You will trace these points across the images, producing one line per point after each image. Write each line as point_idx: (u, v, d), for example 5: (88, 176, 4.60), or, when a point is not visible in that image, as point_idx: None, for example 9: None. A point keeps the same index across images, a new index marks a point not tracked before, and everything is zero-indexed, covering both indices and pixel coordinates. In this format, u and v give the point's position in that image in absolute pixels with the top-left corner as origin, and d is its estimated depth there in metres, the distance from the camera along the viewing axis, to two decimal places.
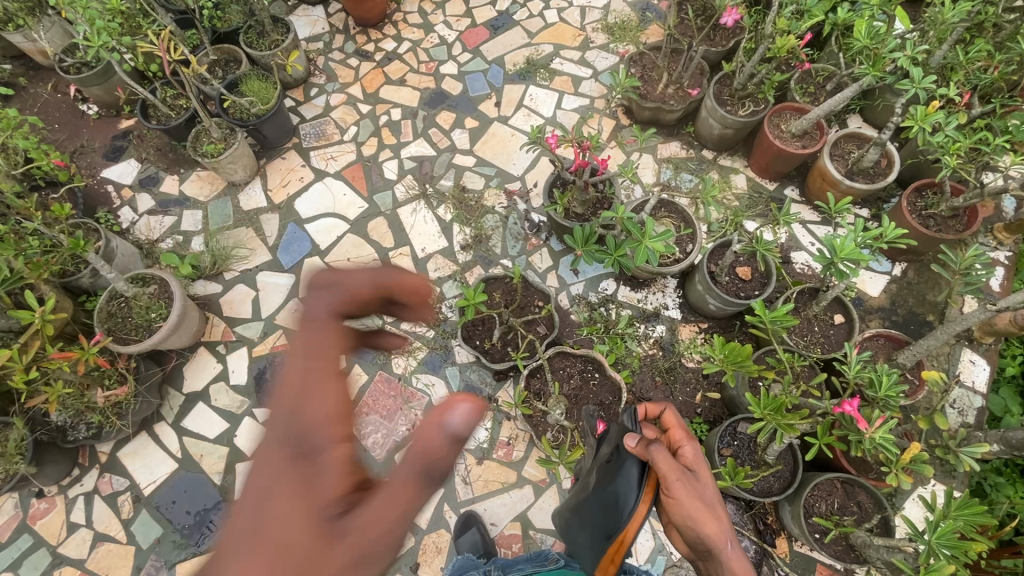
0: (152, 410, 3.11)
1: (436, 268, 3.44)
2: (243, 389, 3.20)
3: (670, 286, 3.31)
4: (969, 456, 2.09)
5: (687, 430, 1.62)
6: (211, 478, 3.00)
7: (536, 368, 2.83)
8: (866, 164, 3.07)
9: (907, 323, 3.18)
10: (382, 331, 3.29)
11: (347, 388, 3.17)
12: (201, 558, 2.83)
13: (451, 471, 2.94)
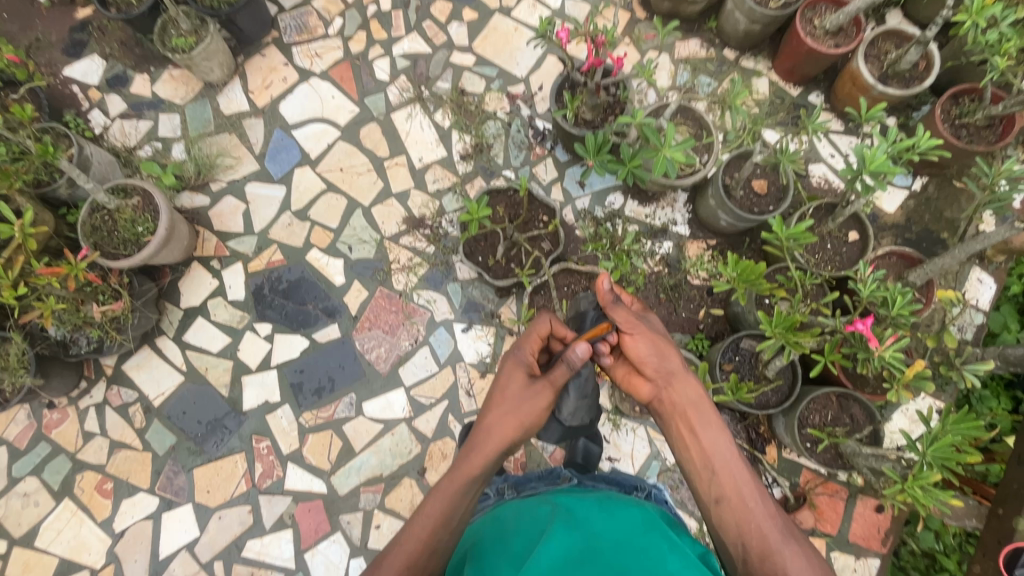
0: (152, 325, 3.08)
1: (435, 179, 3.26)
2: (242, 304, 3.15)
3: (681, 200, 3.16)
4: (971, 373, 2.11)
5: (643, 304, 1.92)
6: (219, 390, 3.05)
7: (541, 285, 2.77)
8: (903, 66, 2.82)
9: (919, 240, 3.10)
10: (381, 246, 3.19)
11: (347, 303, 3.13)
12: (217, 463, 2.96)
13: (455, 384, 2.99)
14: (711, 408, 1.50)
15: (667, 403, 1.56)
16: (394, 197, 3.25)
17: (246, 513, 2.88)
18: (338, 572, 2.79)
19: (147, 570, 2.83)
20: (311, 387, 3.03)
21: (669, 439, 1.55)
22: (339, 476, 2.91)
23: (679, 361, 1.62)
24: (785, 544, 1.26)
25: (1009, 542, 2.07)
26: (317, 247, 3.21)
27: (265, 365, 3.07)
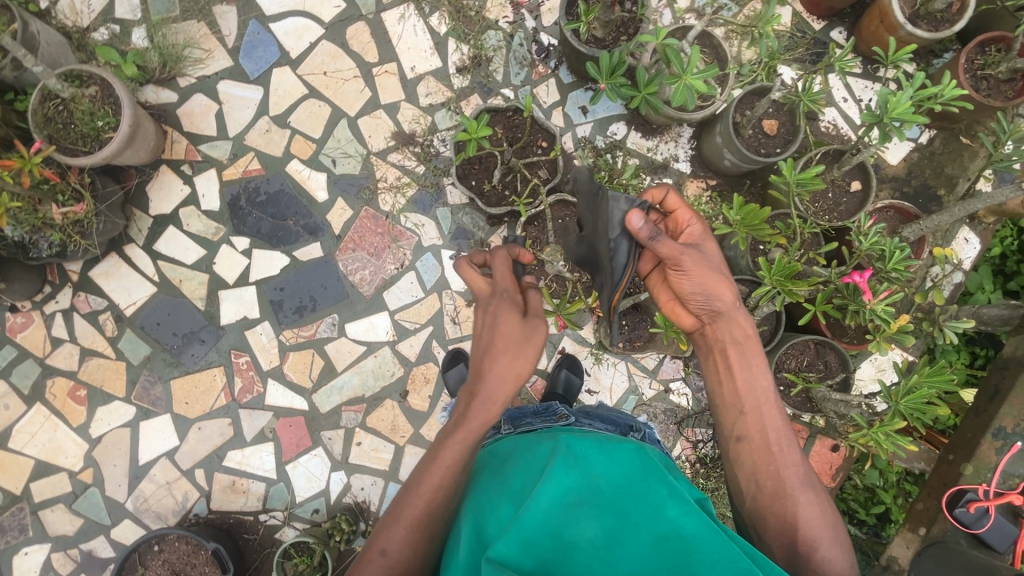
0: (119, 231, 2.89)
1: (427, 92, 3.02)
2: (217, 215, 2.97)
3: (685, 135, 3.02)
4: (952, 329, 2.16)
5: (694, 212, 1.72)
6: (194, 303, 2.94)
7: (536, 215, 2.65)
8: (936, 8, 2.63)
9: (916, 196, 3.07)
10: (367, 162, 2.99)
11: (330, 221, 2.98)
12: (195, 376, 2.91)
13: (441, 310, 2.95)
14: (754, 351, 1.56)
15: (709, 341, 1.61)
16: (382, 109, 3.01)
17: (226, 425, 2.90)
18: (319, 483, 2.87)
19: (127, 474, 2.86)
20: (292, 306, 2.95)
21: (704, 370, 1.66)
22: (321, 394, 2.91)
23: (731, 298, 1.57)
24: (800, 490, 1.43)
25: (954, 484, 2.23)
26: (298, 158, 2.99)
27: (243, 280, 2.96)
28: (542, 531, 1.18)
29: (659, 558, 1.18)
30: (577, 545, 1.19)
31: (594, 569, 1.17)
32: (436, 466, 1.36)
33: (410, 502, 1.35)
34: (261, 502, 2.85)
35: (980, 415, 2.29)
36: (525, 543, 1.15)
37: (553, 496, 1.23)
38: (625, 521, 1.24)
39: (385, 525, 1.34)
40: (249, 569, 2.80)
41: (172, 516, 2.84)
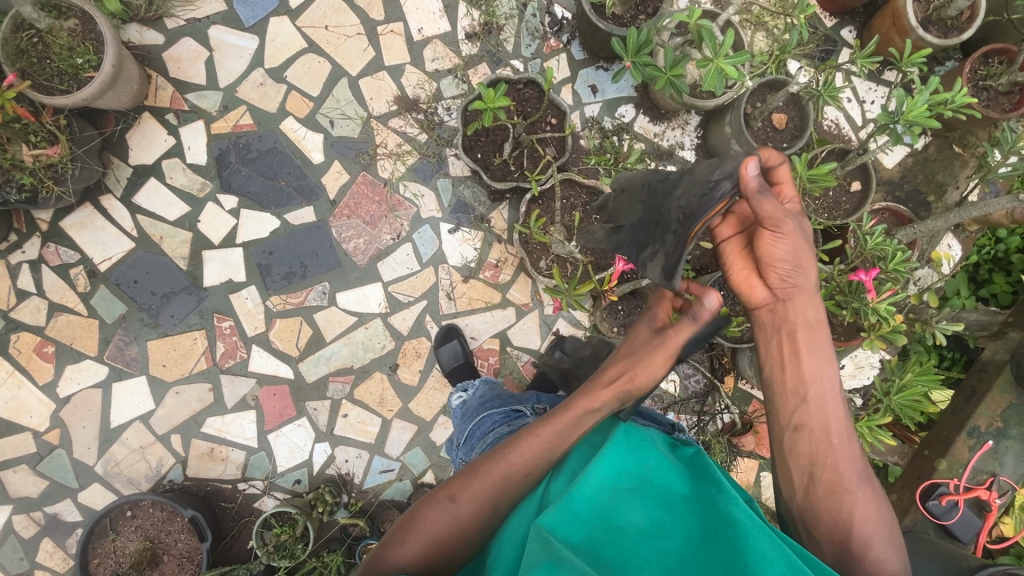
0: (95, 180, 2.71)
1: (434, 57, 2.90)
2: (203, 170, 2.81)
3: (692, 123, 2.99)
4: (942, 331, 2.24)
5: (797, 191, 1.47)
6: (175, 262, 2.79)
7: (543, 193, 2.59)
8: (949, 14, 2.66)
9: (907, 200, 3.14)
10: (367, 125, 2.87)
11: (325, 185, 2.85)
12: (174, 339, 2.78)
13: (436, 285, 2.88)
14: (827, 339, 1.33)
15: (777, 320, 1.35)
16: (386, 71, 2.88)
17: (206, 391, 2.79)
18: (301, 454, 2.80)
19: (97, 437, 2.73)
20: (281, 271, 2.83)
21: (758, 353, 1.39)
22: (308, 363, 2.83)
23: (815, 276, 1.35)
24: (860, 489, 1.25)
25: (927, 478, 2.34)
26: (293, 116, 2.84)
27: (229, 242, 2.82)
28: (590, 510, 1.05)
29: (711, 554, 0.96)
30: (626, 531, 1.02)
31: (642, 555, 0.97)
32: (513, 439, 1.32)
33: (483, 460, 1.32)
34: (240, 470, 2.77)
35: (959, 413, 2.41)
36: (572, 520, 1.03)
37: (606, 473, 1.10)
38: (681, 512, 1.06)
39: (456, 477, 1.32)
40: (225, 537, 2.72)
41: (145, 482, 2.73)
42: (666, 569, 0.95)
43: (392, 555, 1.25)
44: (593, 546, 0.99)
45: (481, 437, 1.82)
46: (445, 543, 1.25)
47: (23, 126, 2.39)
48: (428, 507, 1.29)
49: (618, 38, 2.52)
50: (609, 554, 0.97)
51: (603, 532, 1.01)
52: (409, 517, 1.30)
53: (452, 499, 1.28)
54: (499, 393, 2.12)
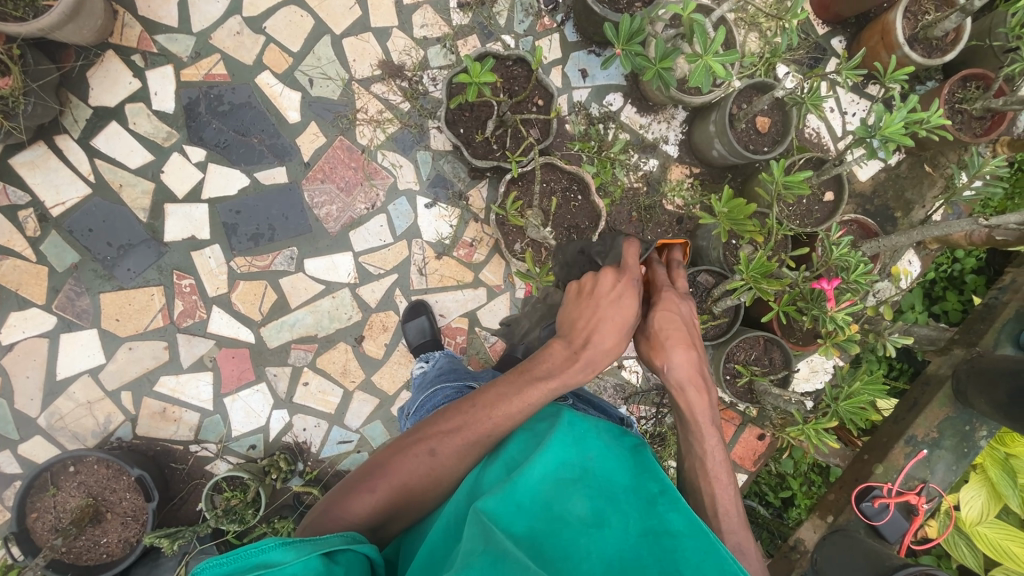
0: (50, 118, 2.55)
1: (423, 23, 2.80)
2: (170, 118, 2.67)
3: (678, 119, 2.98)
4: (893, 343, 2.33)
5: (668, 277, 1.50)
6: (135, 213, 2.67)
7: (523, 175, 2.56)
8: (935, 34, 2.69)
9: (876, 214, 3.21)
10: (348, 88, 2.76)
11: (300, 146, 2.75)
12: (129, 294, 2.67)
13: (408, 259, 2.83)
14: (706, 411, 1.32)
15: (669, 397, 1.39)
16: (372, 33, 2.77)
17: (161, 349, 2.70)
18: (258, 420, 2.75)
19: (41, 389, 2.63)
20: (247, 232, 2.74)
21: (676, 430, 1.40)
22: (270, 329, 2.76)
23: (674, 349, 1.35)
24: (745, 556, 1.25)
25: (864, 481, 2.46)
26: (270, 70, 2.72)
27: (194, 197, 2.70)
28: (533, 500, 1.05)
29: (649, 549, 0.96)
30: (567, 520, 1.02)
31: (580, 545, 0.97)
32: (491, 401, 1.29)
33: (457, 419, 1.30)
34: (193, 432, 2.71)
35: (898, 423, 2.51)
36: (513, 509, 1.03)
37: (548, 465, 1.11)
38: (623, 506, 1.05)
39: (428, 429, 1.31)
40: (173, 498, 2.67)
41: (91, 438, 2.64)
42: (604, 560, 0.94)
43: (354, 502, 1.24)
44: (534, 538, 0.98)
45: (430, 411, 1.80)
46: (414, 489, 1.27)
47: None
48: (394, 458, 1.29)
49: (611, 23, 2.47)
50: (550, 545, 0.97)
51: (544, 522, 1.01)
52: (377, 462, 1.30)
53: (431, 453, 1.28)
54: (456, 366, 2.13)
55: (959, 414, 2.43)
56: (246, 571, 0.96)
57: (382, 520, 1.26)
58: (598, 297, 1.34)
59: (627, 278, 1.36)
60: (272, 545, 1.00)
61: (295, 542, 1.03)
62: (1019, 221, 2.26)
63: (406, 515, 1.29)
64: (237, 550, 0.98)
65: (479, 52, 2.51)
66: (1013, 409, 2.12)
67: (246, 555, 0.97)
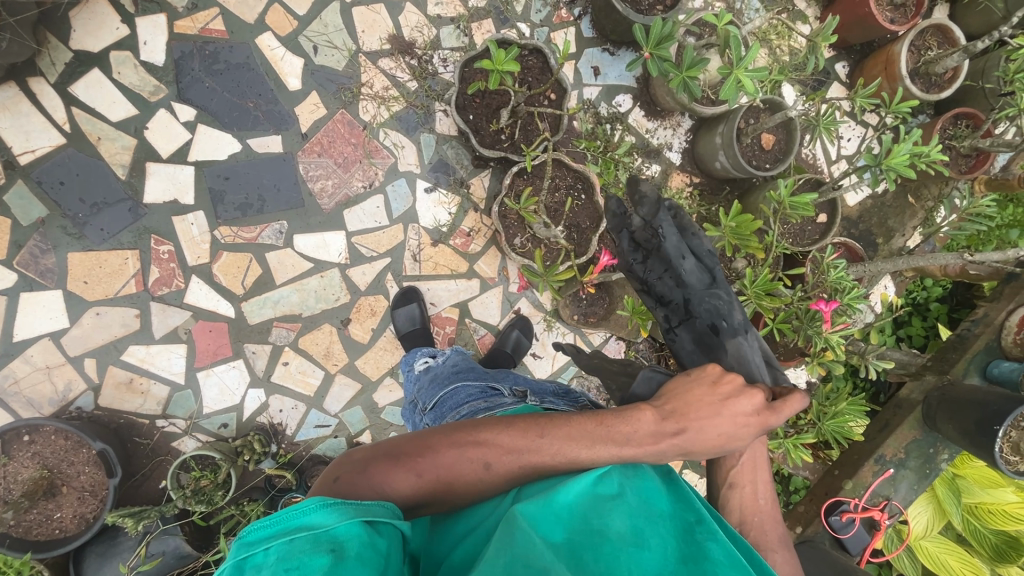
0: (26, 57, 2.35)
1: (438, 1, 2.70)
2: (159, 71, 2.50)
3: (684, 126, 2.99)
4: (873, 365, 2.43)
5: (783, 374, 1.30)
6: (113, 169, 2.49)
7: (530, 169, 2.51)
8: (936, 71, 2.78)
9: (859, 238, 3.30)
10: (354, 60, 2.64)
11: (298, 116, 2.62)
12: (101, 256, 2.50)
13: (403, 244, 2.75)
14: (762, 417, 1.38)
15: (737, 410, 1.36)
16: (383, 5, 2.66)
17: (132, 316, 2.54)
18: (232, 398, 2.63)
19: None
20: (234, 201, 2.59)
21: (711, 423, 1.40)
22: (252, 304, 2.64)
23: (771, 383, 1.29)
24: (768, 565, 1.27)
25: (832, 495, 2.55)
26: (273, 32, 2.58)
27: (180, 158, 2.54)
28: (570, 514, 1.05)
29: None
30: (607, 535, 1.00)
31: (620, 563, 0.95)
32: (564, 436, 1.17)
33: (525, 436, 1.18)
34: (160, 406, 2.57)
35: (870, 442, 2.62)
36: (551, 521, 1.02)
37: (589, 481, 1.10)
38: (661, 528, 1.04)
39: (488, 437, 1.19)
40: (134, 474, 2.52)
41: (47, 406, 2.47)
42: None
43: (395, 481, 1.14)
44: (573, 550, 0.97)
45: (455, 407, 1.73)
46: (457, 489, 1.17)
47: None
48: (445, 448, 1.18)
49: (633, 24, 2.43)
50: (590, 559, 0.96)
51: (583, 535, 1.00)
52: (422, 443, 1.19)
53: (486, 467, 1.16)
54: (468, 364, 2.10)
55: (924, 437, 2.56)
56: (287, 532, 0.92)
57: (417, 504, 1.17)
58: (729, 413, 1.16)
59: (761, 419, 1.18)
60: (313, 508, 0.97)
61: (337, 505, 1.00)
62: (1001, 259, 2.37)
63: (438, 506, 1.20)
64: (279, 511, 0.94)
65: (497, 38, 2.44)
66: (978, 436, 2.23)
67: (289, 516, 0.94)
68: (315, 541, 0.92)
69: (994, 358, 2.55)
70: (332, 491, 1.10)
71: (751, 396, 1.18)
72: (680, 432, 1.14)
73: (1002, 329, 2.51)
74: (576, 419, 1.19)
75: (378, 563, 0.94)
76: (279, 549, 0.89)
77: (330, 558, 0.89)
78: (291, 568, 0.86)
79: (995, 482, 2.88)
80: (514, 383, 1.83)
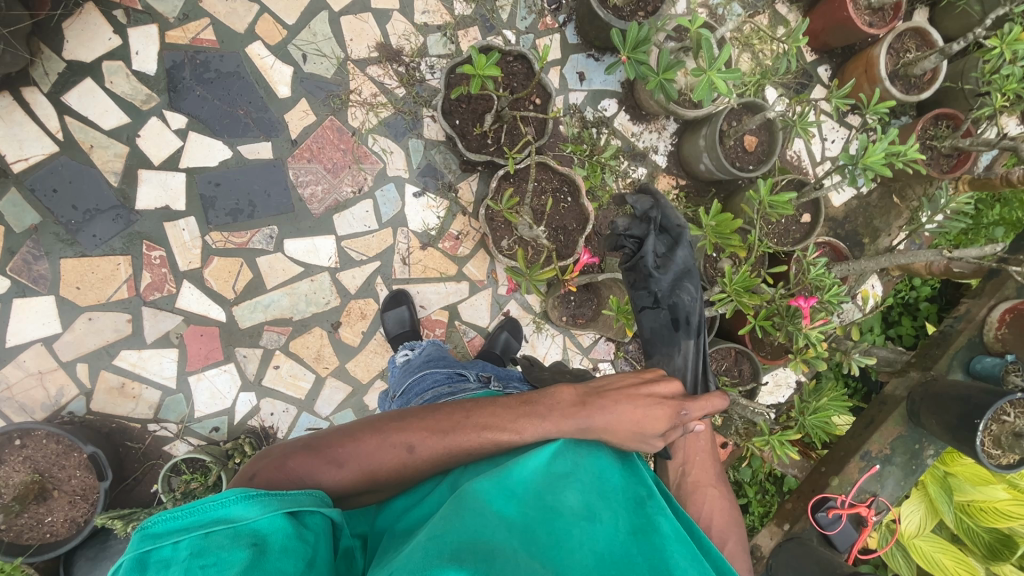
0: (19, 68, 2.40)
1: (425, 10, 2.75)
2: (150, 81, 2.55)
3: (669, 130, 3.02)
4: (856, 361, 2.45)
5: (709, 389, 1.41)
6: (105, 177, 2.53)
7: (516, 172, 2.55)
8: (915, 72, 2.83)
9: (845, 238, 3.33)
10: (342, 68, 2.70)
11: (288, 123, 2.67)
12: (93, 262, 2.53)
13: (392, 248, 2.78)
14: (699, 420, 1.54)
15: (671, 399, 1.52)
16: (371, 14, 2.71)
17: (124, 321, 2.57)
18: (223, 401, 2.66)
19: None
20: (225, 207, 2.63)
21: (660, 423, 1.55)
22: (242, 308, 2.67)
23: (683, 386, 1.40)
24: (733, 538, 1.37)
25: (819, 492, 2.57)
26: (262, 41, 2.63)
27: (171, 165, 2.59)
28: (525, 489, 1.12)
29: (637, 549, 1.03)
30: (560, 511, 1.09)
31: (573, 536, 1.04)
32: (487, 419, 1.26)
33: (446, 421, 1.26)
34: (152, 410, 2.59)
35: (855, 438, 2.65)
36: (505, 495, 1.10)
37: (543, 459, 1.18)
38: (612, 504, 1.13)
39: (415, 422, 1.26)
40: (126, 479, 2.54)
41: (39, 411, 2.49)
42: (595, 554, 1.02)
43: (320, 473, 1.19)
44: (525, 522, 1.05)
45: (421, 392, 1.81)
46: (381, 476, 1.22)
47: None
48: (368, 437, 1.24)
49: (615, 29, 2.49)
50: (543, 533, 1.04)
51: (535, 510, 1.08)
52: (347, 433, 1.25)
53: (408, 450, 1.22)
54: (443, 354, 2.13)
55: (909, 433, 2.58)
56: (203, 526, 0.95)
57: (348, 490, 1.22)
58: (646, 393, 1.32)
59: (673, 402, 1.32)
60: (234, 500, 1.00)
61: (260, 496, 1.02)
62: (978, 255, 2.40)
63: (370, 492, 1.25)
64: (195, 503, 0.97)
65: (482, 44, 2.49)
66: (960, 430, 2.26)
67: (205, 508, 0.97)
68: (233, 535, 0.95)
69: (977, 354, 2.58)
70: (253, 486, 1.13)
71: (668, 384, 1.36)
72: (601, 402, 1.28)
73: (984, 325, 2.54)
74: (499, 402, 1.32)
75: (301, 555, 0.98)
76: (191, 544, 0.92)
77: (247, 552, 0.93)
78: (204, 564, 0.90)
79: (985, 480, 2.85)
80: (480, 369, 1.95)
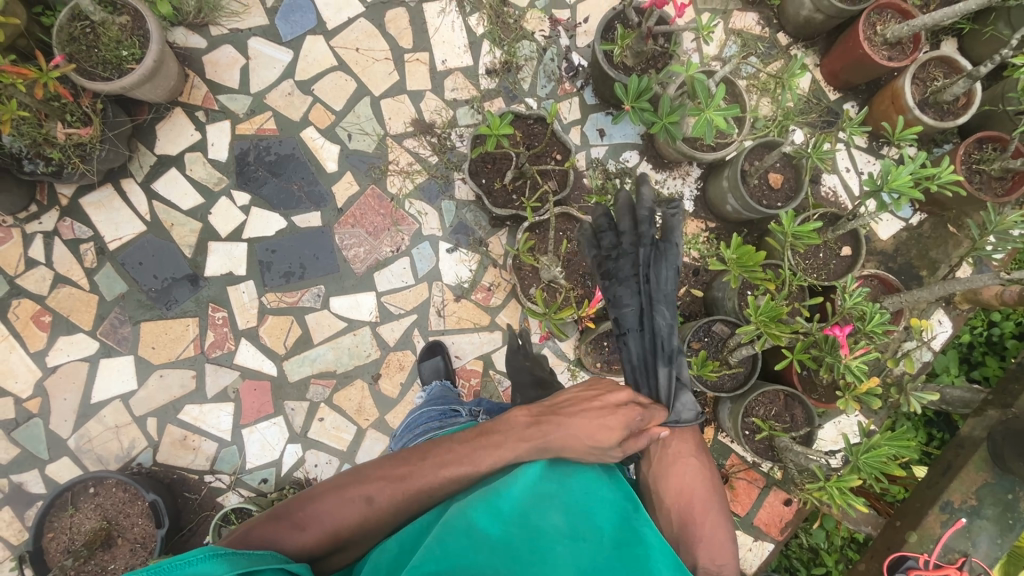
0: (120, 163, 2.89)
1: (454, 87, 3.07)
2: (222, 166, 2.97)
3: (693, 175, 3.06)
4: (917, 399, 2.22)
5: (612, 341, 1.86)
6: (181, 250, 2.91)
7: (540, 223, 2.67)
8: (945, 98, 2.77)
9: (898, 272, 3.14)
10: (382, 143, 3.02)
11: (335, 193, 2.98)
12: (168, 324, 2.86)
13: (427, 301, 2.93)
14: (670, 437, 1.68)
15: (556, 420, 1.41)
16: (407, 95, 3.06)
17: (189, 377, 2.83)
18: (272, 453, 2.79)
19: (75, 411, 2.78)
20: (280, 270, 2.92)
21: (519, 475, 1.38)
22: (292, 362, 2.86)
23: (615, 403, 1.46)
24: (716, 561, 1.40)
25: (896, 550, 2.29)
26: (314, 126, 3.02)
27: (236, 236, 2.93)
28: (511, 509, 1.23)
29: (623, 560, 1.15)
30: (544, 529, 1.20)
31: (558, 553, 1.15)
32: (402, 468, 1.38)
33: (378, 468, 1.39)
34: (208, 462, 2.77)
35: (931, 487, 2.37)
36: (491, 514, 1.21)
37: (530, 480, 1.29)
38: (596, 519, 1.25)
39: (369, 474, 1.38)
40: (182, 529, 2.68)
41: (114, 462, 2.74)
42: (578, 567, 1.13)
43: (284, 539, 1.27)
44: (510, 542, 1.16)
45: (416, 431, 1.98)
46: (344, 535, 1.32)
47: (61, 105, 2.60)
48: (328, 496, 1.35)
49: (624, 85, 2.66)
50: (526, 551, 1.15)
51: (521, 530, 1.19)
52: (313, 496, 1.35)
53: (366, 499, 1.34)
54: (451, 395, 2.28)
55: (998, 481, 2.27)
56: None
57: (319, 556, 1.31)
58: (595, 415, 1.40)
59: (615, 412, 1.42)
60: (200, 557, 1.00)
61: (225, 554, 1.04)
62: None
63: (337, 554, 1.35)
64: (162, 562, 0.97)
65: (501, 110, 2.71)
66: None
67: (173, 567, 0.96)
68: None
69: None
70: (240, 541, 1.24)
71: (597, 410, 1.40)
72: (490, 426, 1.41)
73: None
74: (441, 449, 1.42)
75: None
76: None
77: None
78: None
79: None
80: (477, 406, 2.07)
